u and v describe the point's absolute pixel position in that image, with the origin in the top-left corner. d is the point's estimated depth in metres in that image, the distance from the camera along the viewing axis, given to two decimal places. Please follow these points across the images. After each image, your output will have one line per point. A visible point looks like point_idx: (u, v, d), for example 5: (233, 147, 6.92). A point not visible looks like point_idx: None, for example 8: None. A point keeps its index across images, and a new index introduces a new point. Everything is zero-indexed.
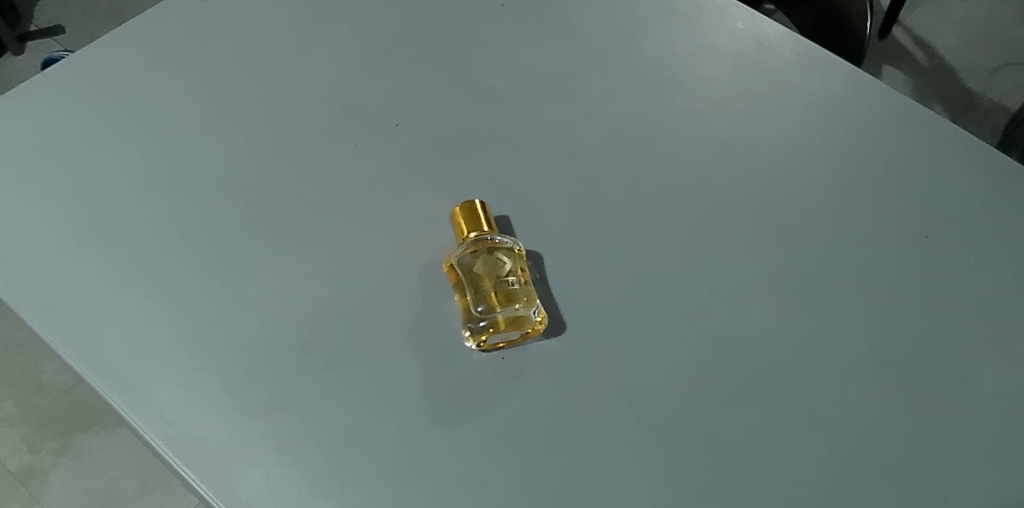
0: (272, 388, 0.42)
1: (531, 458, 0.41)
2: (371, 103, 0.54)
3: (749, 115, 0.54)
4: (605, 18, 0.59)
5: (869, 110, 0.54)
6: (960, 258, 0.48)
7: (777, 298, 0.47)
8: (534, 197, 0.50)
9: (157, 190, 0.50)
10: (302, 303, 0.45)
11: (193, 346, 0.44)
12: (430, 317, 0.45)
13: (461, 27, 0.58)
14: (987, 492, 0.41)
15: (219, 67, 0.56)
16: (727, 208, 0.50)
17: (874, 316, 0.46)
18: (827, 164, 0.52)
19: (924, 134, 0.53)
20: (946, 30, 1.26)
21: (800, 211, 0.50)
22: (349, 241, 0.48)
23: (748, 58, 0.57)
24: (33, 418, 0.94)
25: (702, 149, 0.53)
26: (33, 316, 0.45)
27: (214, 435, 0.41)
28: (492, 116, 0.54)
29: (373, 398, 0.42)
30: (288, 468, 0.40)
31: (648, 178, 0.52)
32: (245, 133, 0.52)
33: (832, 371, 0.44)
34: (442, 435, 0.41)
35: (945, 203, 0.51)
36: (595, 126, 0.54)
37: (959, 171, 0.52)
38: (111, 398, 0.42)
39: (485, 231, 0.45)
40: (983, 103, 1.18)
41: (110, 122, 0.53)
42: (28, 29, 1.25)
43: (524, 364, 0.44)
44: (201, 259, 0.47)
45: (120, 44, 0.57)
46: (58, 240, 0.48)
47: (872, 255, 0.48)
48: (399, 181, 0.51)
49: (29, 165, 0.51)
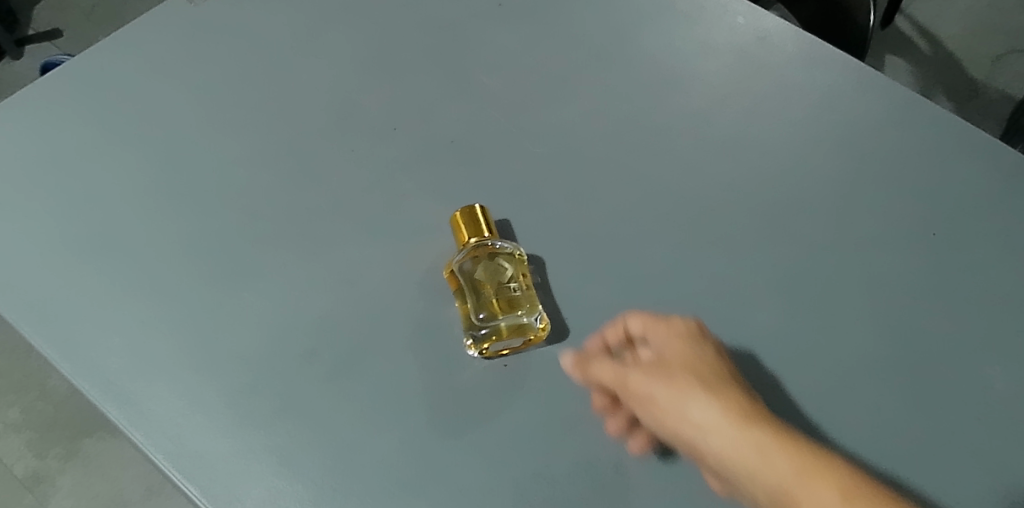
0: (272, 398, 0.42)
1: (533, 466, 0.41)
2: (369, 107, 0.54)
3: (750, 112, 0.54)
4: (605, 15, 0.58)
5: (872, 105, 0.54)
6: (969, 255, 0.48)
7: (782, 299, 0.46)
8: (534, 201, 0.50)
9: (153, 200, 0.49)
10: (302, 312, 0.45)
11: (194, 357, 0.43)
12: (431, 324, 0.45)
13: (459, 27, 0.58)
14: (998, 494, 0.40)
15: (215, 72, 0.55)
16: (729, 208, 0.50)
17: (879, 315, 0.46)
18: (830, 161, 0.52)
19: (929, 130, 0.53)
20: (949, 18, 1.25)
21: (802, 209, 0.50)
22: (349, 248, 0.47)
23: (749, 54, 0.56)
24: (40, 424, 0.92)
25: (703, 147, 0.52)
26: (30, 329, 0.45)
27: (213, 447, 0.40)
28: (490, 118, 0.53)
29: (374, 407, 0.42)
30: (289, 480, 0.40)
31: (649, 178, 0.51)
32: (242, 139, 0.52)
33: (838, 372, 0.44)
34: (445, 443, 0.41)
35: (950, 199, 0.50)
36: (593, 125, 0.53)
37: (965, 166, 0.51)
38: (110, 410, 0.42)
39: (486, 236, 0.45)
40: (987, 92, 1.16)
41: (107, 131, 0.52)
42: (27, 33, 1.25)
43: (526, 371, 0.43)
44: (199, 268, 0.47)
45: (115, 51, 0.56)
46: (56, 252, 0.47)
47: (877, 253, 0.48)
48: (397, 186, 0.50)
49: (27, 176, 0.51)
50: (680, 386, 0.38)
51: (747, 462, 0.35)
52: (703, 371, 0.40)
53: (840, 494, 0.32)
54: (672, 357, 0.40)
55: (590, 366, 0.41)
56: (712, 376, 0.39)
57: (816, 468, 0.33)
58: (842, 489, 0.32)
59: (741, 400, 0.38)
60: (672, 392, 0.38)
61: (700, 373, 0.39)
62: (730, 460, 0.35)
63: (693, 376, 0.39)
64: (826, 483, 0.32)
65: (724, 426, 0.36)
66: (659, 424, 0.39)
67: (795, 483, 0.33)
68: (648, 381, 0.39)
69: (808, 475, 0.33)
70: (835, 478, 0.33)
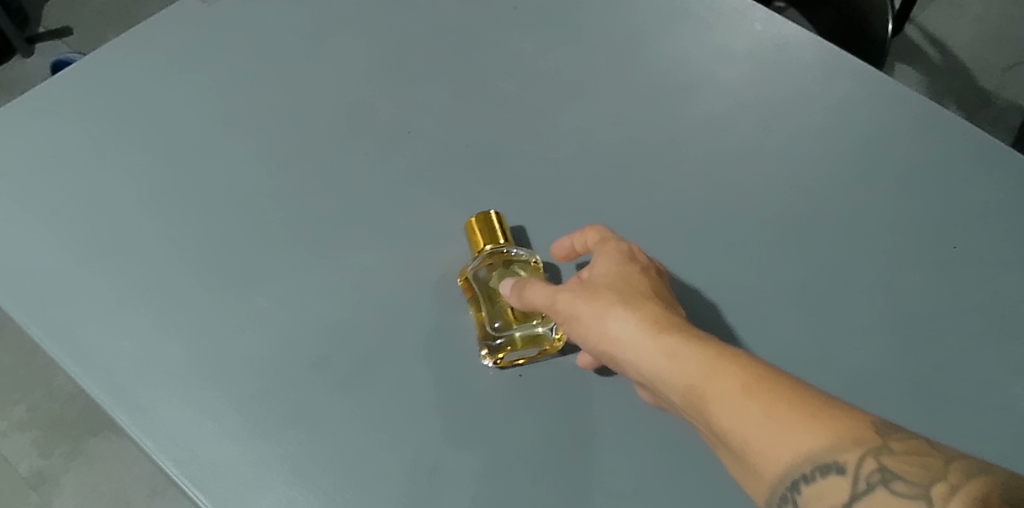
0: (284, 405, 0.41)
1: (549, 478, 0.40)
2: (384, 110, 0.53)
3: (768, 120, 0.53)
4: (622, 20, 0.58)
5: (892, 114, 0.53)
6: (990, 269, 0.47)
7: (801, 311, 0.46)
8: (550, 208, 0.49)
9: (166, 202, 0.49)
10: (316, 317, 0.44)
11: (205, 362, 0.43)
12: (446, 332, 0.44)
13: (474, 30, 0.57)
14: None
15: (229, 73, 0.55)
16: (748, 217, 0.49)
17: (900, 329, 0.45)
18: (850, 170, 0.51)
19: (949, 140, 0.52)
20: (960, 27, 1.25)
21: (822, 219, 0.49)
22: (363, 253, 0.47)
23: (767, 61, 0.55)
24: (45, 423, 0.92)
25: (721, 155, 0.52)
26: (40, 332, 0.44)
27: (224, 455, 0.40)
28: (506, 122, 0.53)
29: (387, 415, 0.41)
30: (300, 490, 0.39)
31: (667, 186, 0.50)
32: (256, 141, 0.52)
33: (858, 386, 0.43)
34: (459, 453, 0.40)
35: (972, 211, 0.49)
36: (610, 131, 0.53)
37: (986, 177, 0.51)
38: (119, 415, 0.41)
39: (501, 243, 0.44)
40: (999, 102, 1.15)
41: (121, 132, 0.52)
42: (37, 30, 1.25)
43: (541, 381, 0.43)
44: (211, 272, 0.46)
45: (129, 52, 0.56)
46: (68, 254, 0.47)
47: (898, 265, 0.47)
48: (412, 191, 0.50)
49: (39, 177, 0.50)
50: (599, 300, 0.38)
51: (662, 369, 0.34)
52: (628, 286, 0.39)
53: (742, 386, 0.31)
54: (602, 277, 0.40)
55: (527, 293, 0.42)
56: (638, 290, 0.39)
57: (720, 362, 0.32)
58: (744, 380, 0.31)
59: (663, 309, 0.37)
60: (590, 308, 0.38)
61: (625, 288, 0.39)
62: (647, 367, 0.35)
63: (618, 291, 0.38)
64: (730, 376, 0.31)
65: (639, 335, 0.36)
66: (589, 342, 0.39)
67: (701, 382, 0.32)
68: (573, 299, 0.39)
69: (713, 372, 0.32)
70: (739, 369, 0.32)
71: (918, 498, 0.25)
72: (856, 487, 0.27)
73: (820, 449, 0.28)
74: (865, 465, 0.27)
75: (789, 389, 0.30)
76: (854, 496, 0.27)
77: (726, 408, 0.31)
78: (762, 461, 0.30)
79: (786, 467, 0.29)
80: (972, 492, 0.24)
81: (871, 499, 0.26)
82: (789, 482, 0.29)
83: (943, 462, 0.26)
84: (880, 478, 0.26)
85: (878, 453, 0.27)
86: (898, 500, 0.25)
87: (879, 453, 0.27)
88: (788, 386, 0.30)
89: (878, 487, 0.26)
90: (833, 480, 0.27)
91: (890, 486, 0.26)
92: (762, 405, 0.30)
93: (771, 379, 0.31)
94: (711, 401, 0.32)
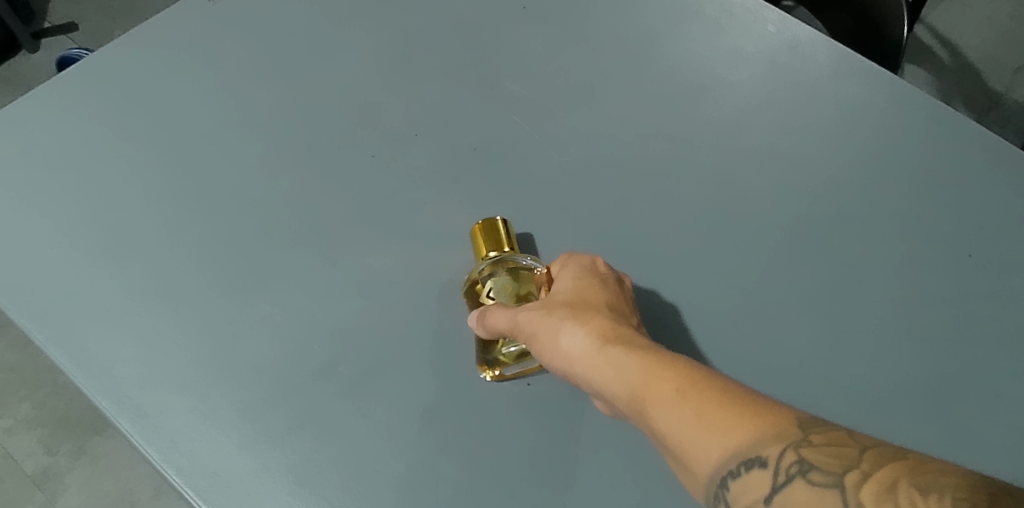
0: (289, 414, 0.41)
1: (557, 488, 0.39)
2: (391, 112, 0.53)
3: (780, 123, 0.52)
4: (633, 20, 0.57)
5: (907, 118, 0.52)
6: (1006, 277, 0.47)
7: (815, 319, 0.45)
8: (558, 213, 0.49)
9: (171, 205, 0.49)
10: (321, 323, 0.44)
11: (208, 370, 0.42)
12: (452, 339, 0.43)
13: (482, 31, 0.57)
14: None
15: (235, 73, 0.54)
16: (759, 223, 0.48)
17: (914, 338, 0.44)
18: (864, 176, 0.50)
19: (964, 146, 0.51)
20: (970, 27, 1.23)
21: (835, 226, 0.48)
22: (369, 259, 0.46)
23: (780, 63, 0.54)
24: (50, 421, 0.92)
25: (733, 159, 0.51)
26: (43, 338, 0.44)
27: (228, 464, 0.40)
28: (513, 125, 0.52)
29: (393, 424, 0.41)
30: (306, 499, 0.39)
31: (677, 190, 0.50)
32: (261, 144, 0.51)
33: (872, 396, 0.43)
34: (466, 462, 0.40)
35: (988, 218, 0.49)
36: (620, 134, 0.52)
37: (1002, 183, 0.50)
38: (121, 422, 0.41)
39: (506, 251, 0.43)
40: (1009, 103, 1.14)
41: (125, 132, 0.52)
42: (43, 25, 1.24)
43: (548, 390, 0.42)
44: (215, 277, 0.46)
45: (134, 50, 0.55)
46: (72, 258, 0.47)
47: (912, 273, 0.47)
48: (418, 194, 0.49)
49: (44, 178, 0.50)
50: (549, 311, 0.37)
51: (608, 381, 0.33)
52: (582, 299, 0.38)
53: (677, 389, 0.29)
54: (559, 293, 0.39)
55: (486, 317, 0.40)
56: (593, 304, 0.37)
57: (660, 368, 0.31)
58: (679, 385, 0.30)
59: (612, 320, 0.36)
60: (540, 318, 0.37)
61: (578, 300, 0.38)
62: (596, 381, 0.34)
63: (571, 306, 0.37)
64: (665, 381, 0.30)
65: (586, 348, 0.34)
66: (542, 358, 0.37)
67: (641, 389, 0.31)
68: (526, 317, 0.38)
69: (651, 377, 0.31)
70: (676, 372, 0.30)
71: (833, 488, 0.24)
72: (776, 480, 0.25)
73: (744, 445, 0.27)
74: (785, 458, 0.26)
75: (720, 389, 0.29)
76: (773, 490, 0.25)
77: (661, 413, 0.30)
78: (694, 463, 0.28)
79: (714, 466, 0.27)
80: (883, 478, 0.23)
81: (789, 492, 0.25)
82: (717, 480, 0.27)
83: (861, 451, 0.25)
84: (798, 469, 0.25)
85: (799, 445, 0.26)
86: (814, 491, 0.24)
87: (799, 446, 0.26)
88: (720, 386, 0.29)
89: (795, 478, 0.25)
90: (756, 475, 0.26)
91: (807, 477, 0.25)
92: (694, 406, 0.29)
93: (705, 381, 0.29)
94: (648, 405, 0.30)
